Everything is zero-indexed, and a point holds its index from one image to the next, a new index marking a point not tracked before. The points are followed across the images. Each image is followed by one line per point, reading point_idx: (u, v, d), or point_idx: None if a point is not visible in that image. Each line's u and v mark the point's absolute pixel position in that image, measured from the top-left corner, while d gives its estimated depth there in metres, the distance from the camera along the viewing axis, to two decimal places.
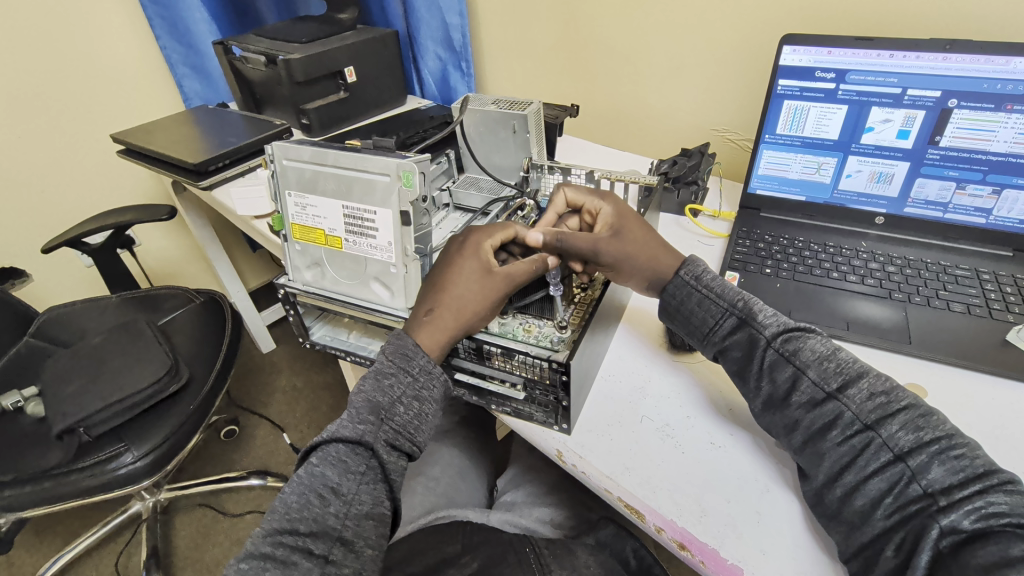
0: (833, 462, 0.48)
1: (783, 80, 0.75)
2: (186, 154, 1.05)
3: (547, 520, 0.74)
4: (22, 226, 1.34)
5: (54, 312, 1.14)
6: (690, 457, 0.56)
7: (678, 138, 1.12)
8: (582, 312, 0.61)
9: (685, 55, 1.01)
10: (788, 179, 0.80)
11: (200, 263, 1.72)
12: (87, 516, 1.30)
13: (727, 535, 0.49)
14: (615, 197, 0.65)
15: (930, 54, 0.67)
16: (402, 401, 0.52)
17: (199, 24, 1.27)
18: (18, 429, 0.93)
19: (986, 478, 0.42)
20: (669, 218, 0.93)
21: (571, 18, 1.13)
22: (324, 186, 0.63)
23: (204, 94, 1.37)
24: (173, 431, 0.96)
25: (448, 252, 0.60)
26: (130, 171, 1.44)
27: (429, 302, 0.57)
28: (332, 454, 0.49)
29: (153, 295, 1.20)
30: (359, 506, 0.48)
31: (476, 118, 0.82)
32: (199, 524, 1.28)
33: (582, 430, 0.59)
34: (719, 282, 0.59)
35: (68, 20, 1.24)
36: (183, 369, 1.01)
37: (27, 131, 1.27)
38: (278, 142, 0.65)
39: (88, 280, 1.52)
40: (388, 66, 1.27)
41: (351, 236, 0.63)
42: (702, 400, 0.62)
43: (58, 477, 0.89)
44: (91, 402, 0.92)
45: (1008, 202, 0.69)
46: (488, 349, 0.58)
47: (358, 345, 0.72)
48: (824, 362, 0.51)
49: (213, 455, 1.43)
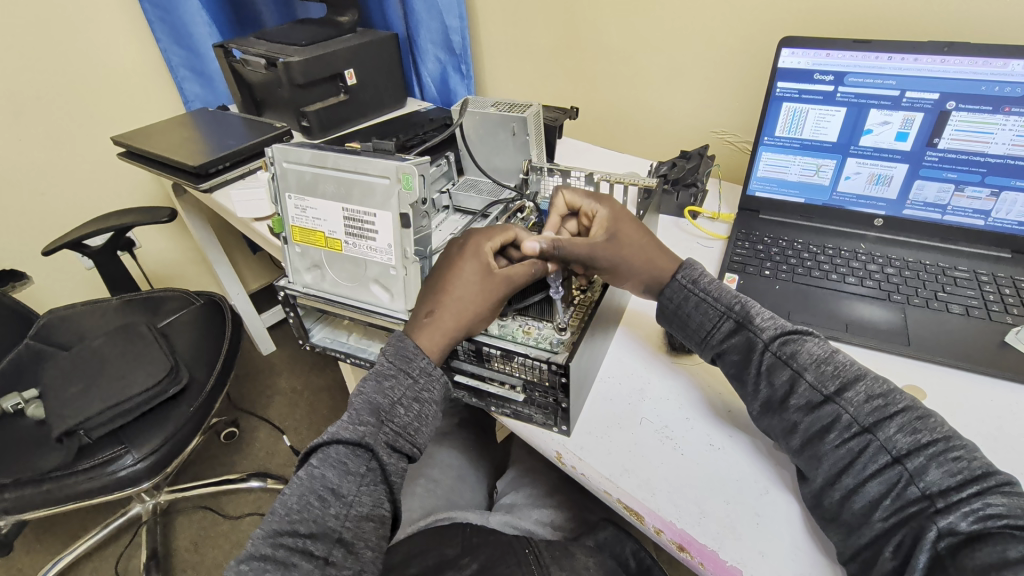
0: (830, 465, 0.48)
1: (782, 82, 0.75)
2: (187, 157, 1.05)
3: (546, 522, 0.74)
4: (22, 227, 1.35)
5: (55, 314, 1.14)
6: (690, 460, 0.56)
7: (677, 140, 1.12)
8: (581, 313, 0.61)
9: (684, 58, 1.02)
10: (786, 182, 0.81)
11: (200, 264, 1.72)
12: (87, 518, 1.30)
13: (726, 537, 0.50)
14: (611, 200, 0.65)
15: (928, 56, 0.67)
16: (403, 402, 0.52)
17: (199, 26, 1.27)
18: (18, 431, 0.93)
19: (984, 480, 0.42)
20: (669, 220, 0.93)
21: (570, 20, 1.13)
22: (324, 189, 0.63)
23: (204, 96, 1.38)
24: (174, 432, 0.97)
25: (447, 254, 0.61)
26: (130, 173, 1.45)
27: (429, 303, 0.57)
28: (332, 455, 0.49)
29: (154, 296, 1.21)
30: (359, 507, 0.48)
31: (475, 120, 0.83)
32: (199, 526, 1.28)
33: (581, 432, 0.59)
34: (717, 285, 0.59)
35: (71, 23, 1.25)
36: (183, 371, 1.02)
37: (27, 133, 1.28)
38: (278, 145, 0.65)
39: (87, 282, 1.52)
40: (388, 69, 1.28)
41: (350, 238, 0.63)
42: (700, 402, 0.62)
43: (57, 480, 0.89)
44: (92, 405, 0.93)
45: (1006, 204, 0.69)
46: (487, 351, 0.59)
47: (358, 347, 0.72)
48: (821, 365, 0.51)
49: (213, 457, 1.43)
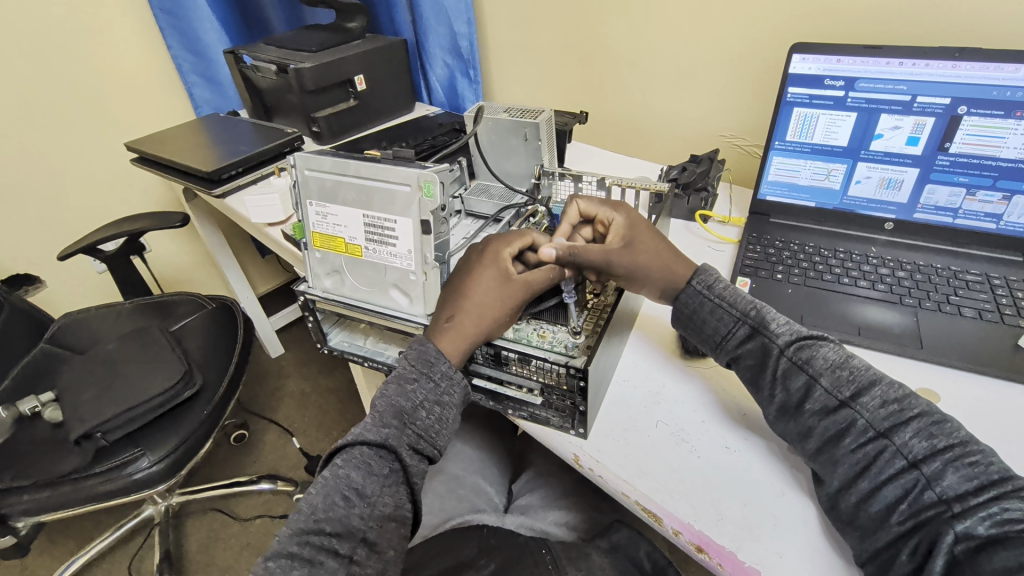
0: (846, 469, 0.49)
1: (793, 87, 0.76)
2: (199, 162, 1.06)
3: (561, 522, 0.74)
4: (36, 233, 1.36)
5: (69, 318, 1.16)
6: (706, 462, 0.57)
7: (685, 145, 1.13)
8: (595, 318, 0.62)
9: (691, 63, 1.03)
10: (797, 186, 0.81)
11: (209, 268, 1.73)
12: (99, 521, 1.31)
13: (745, 538, 0.50)
14: (626, 208, 0.66)
15: (939, 62, 0.67)
16: (424, 406, 0.53)
17: (209, 32, 1.28)
18: (35, 434, 0.95)
19: (1000, 485, 0.42)
20: (679, 224, 0.93)
21: (578, 25, 1.14)
22: (345, 196, 0.64)
23: (215, 101, 1.39)
24: (187, 436, 0.97)
25: (467, 261, 0.62)
26: (142, 178, 1.46)
27: (450, 309, 0.58)
28: (357, 456, 0.50)
29: (166, 301, 1.22)
30: (382, 508, 0.49)
31: (488, 126, 0.84)
32: (211, 528, 1.29)
33: (598, 435, 0.60)
34: (731, 290, 0.60)
35: (86, 31, 1.27)
36: (197, 375, 1.03)
37: (42, 140, 1.29)
38: (300, 152, 0.66)
39: (99, 286, 1.53)
40: (397, 74, 1.29)
41: (370, 244, 0.64)
42: (714, 405, 0.63)
43: (76, 482, 0.90)
44: (108, 408, 0.94)
45: (1017, 207, 0.70)
46: (505, 355, 0.59)
47: (375, 350, 0.72)
48: (837, 370, 0.51)
49: (223, 459, 1.44)
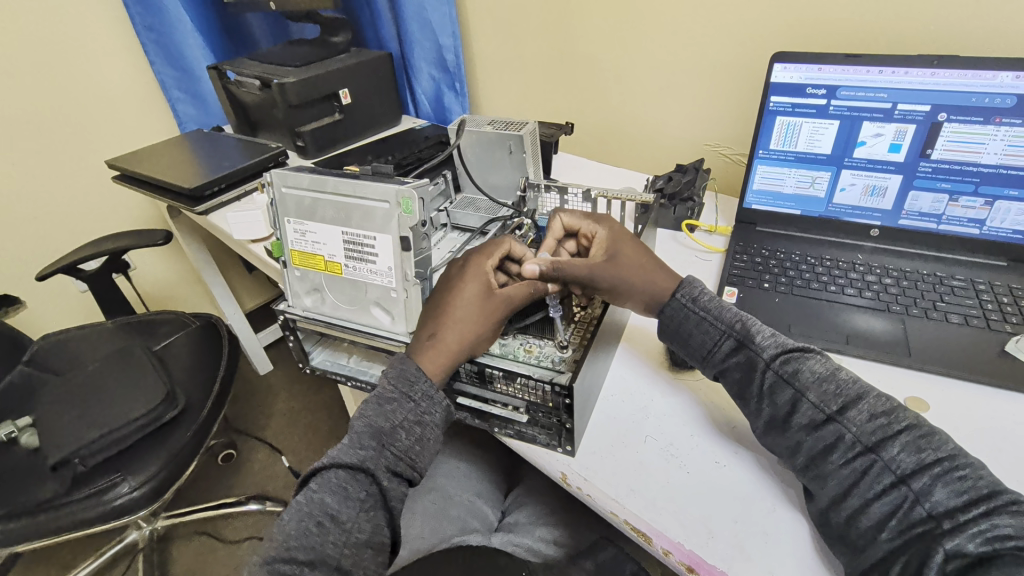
0: (836, 485, 0.48)
1: (775, 96, 0.76)
2: (180, 179, 1.05)
3: (549, 539, 0.73)
4: (15, 253, 1.34)
5: (49, 340, 1.13)
6: (695, 478, 0.56)
7: (672, 155, 1.13)
8: (582, 332, 0.61)
9: (675, 73, 1.03)
10: (782, 195, 0.81)
11: (196, 285, 1.71)
12: (80, 548, 1.27)
13: (735, 557, 0.49)
14: (609, 220, 0.65)
15: (918, 70, 0.68)
16: (404, 426, 0.52)
17: (194, 49, 1.28)
18: (11, 460, 0.92)
19: (990, 500, 0.41)
20: (665, 234, 0.93)
21: (562, 37, 1.15)
22: (323, 214, 0.62)
23: (200, 118, 1.38)
24: (169, 459, 0.95)
25: (448, 276, 0.60)
26: (125, 196, 1.44)
27: (431, 326, 0.56)
28: (333, 480, 0.48)
29: (148, 320, 1.19)
30: (358, 534, 0.47)
31: (472, 140, 0.83)
32: (197, 551, 1.26)
33: (585, 452, 0.59)
34: (716, 303, 0.59)
35: (66, 48, 1.26)
36: (179, 397, 1.01)
37: (21, 158, 1.28)
38: (277, 169, 0.65)
39: (81, 305, 1.51)
40: (382, 87, 1.29)
41: (350, 261, 0.63)
42: (702, 419, 0.62)
43: (52, 510, 0.87)
44: (87, 433, 0.92)
45: (1000, 212, 0.70)
46: (489, 372, 0.58)
47: (358, 369, 0.71)
48: (824, 383, 0.51)
49: (209, 480, 1.41)
